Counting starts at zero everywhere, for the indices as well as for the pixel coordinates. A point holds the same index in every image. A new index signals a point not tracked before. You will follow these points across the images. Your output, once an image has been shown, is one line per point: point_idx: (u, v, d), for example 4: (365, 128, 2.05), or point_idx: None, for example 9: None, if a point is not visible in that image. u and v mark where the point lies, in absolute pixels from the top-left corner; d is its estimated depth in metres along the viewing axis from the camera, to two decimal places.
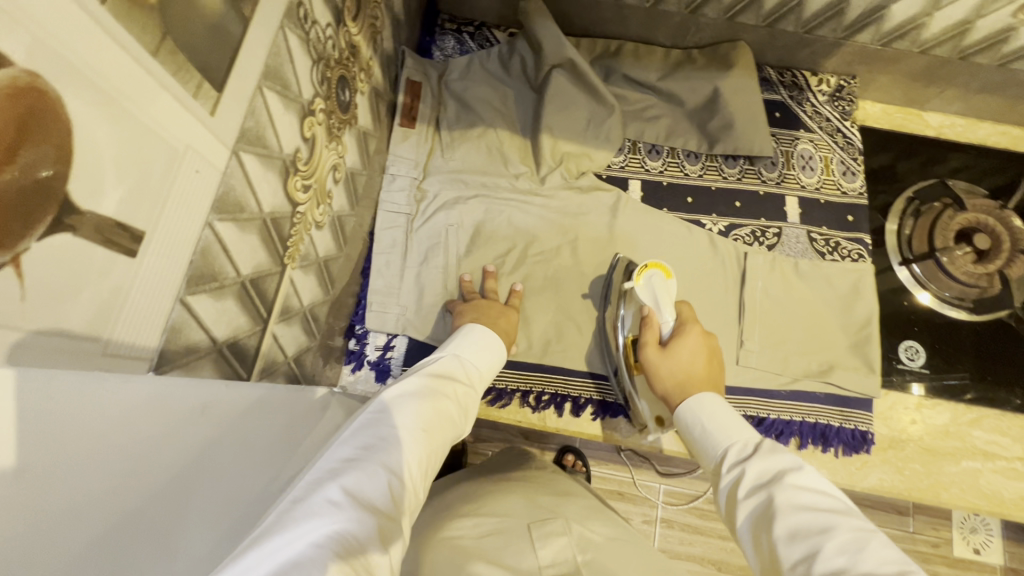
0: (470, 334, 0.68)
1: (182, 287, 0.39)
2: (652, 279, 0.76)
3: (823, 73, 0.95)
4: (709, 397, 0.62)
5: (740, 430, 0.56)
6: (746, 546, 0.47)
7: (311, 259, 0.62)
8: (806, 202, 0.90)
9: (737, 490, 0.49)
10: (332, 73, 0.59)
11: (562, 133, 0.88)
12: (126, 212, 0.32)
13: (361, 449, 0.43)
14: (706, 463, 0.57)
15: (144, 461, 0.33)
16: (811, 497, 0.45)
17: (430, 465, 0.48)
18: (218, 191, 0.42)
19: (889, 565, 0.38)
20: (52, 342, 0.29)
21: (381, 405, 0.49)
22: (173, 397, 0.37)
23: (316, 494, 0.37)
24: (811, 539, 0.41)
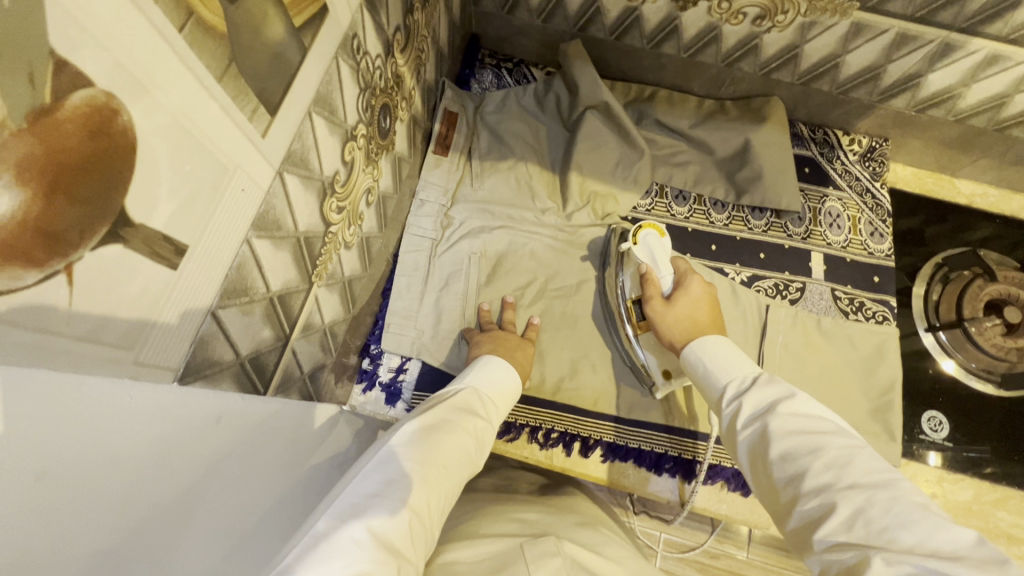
0: (487, 364, 0.68)
1: (215, 299, 0.40)
2: (648, 238, 0.75)
3: (855, 133, 0.96)
4: (715, 339, 0.61)
5: (740, 366, 0.56)
6: (744, 467, 0.49)
7: (336, 277, 0.63)
8: (832, 259, 0.90)
9: (736, 421, 0.50)
10: (376, 101, 0.61)
11: (591, 172, 0.89)
12: (174, 226, 0.33)
13: (382, 485, 0.43)
14: (708, 397, 0.58)
15: (162, 473, 0.33)
16: (802, 419, 0.46)
17: (447, 501, 0.48)
18: (260, 209, 0.43)
19: (874, 475, 0.40)
20: (92, 350, 0.30)
21: (405, 440, 0.49)
22: (190, 410, 0.38)
23: (341, 531, 0.38)
24: (801, 460, 0.43)
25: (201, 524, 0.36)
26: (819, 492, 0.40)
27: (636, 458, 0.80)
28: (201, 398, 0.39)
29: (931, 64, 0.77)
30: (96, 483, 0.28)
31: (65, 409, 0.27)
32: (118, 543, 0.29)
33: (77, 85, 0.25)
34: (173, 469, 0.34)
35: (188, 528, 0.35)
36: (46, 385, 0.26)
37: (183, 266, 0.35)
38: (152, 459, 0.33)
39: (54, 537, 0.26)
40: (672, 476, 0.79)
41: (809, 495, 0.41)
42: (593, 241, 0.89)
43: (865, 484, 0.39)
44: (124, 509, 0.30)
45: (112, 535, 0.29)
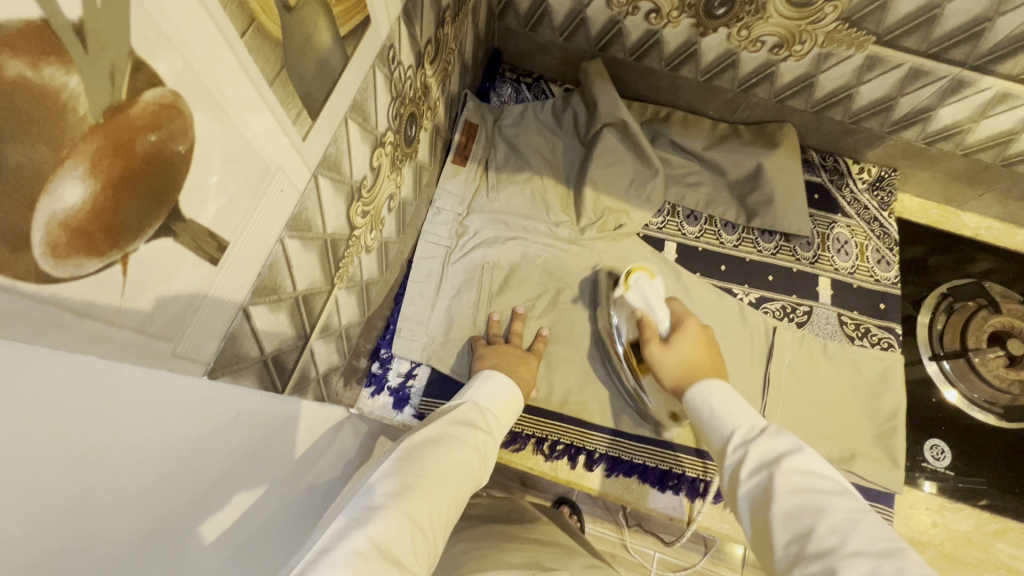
0: (486, 380, 0.69)
1: (246, 297, 0.40)
2: (639, 281, 0.78)
3: (865, 162, 0.97)
4: (717, 383, 0.62)
5: (745, 413, 0.57)
6: (744, 519, 0.49)
7: (356, 280, 0.64)
8: (839, 285, 0.91)
9: (742, 472, 0.51)
10: (405, 110, 0.62)
11: (605, 188, 0.91)
12: (219, 223, 0.34)
13: (383, 498, 0.43)
14: (711, 444, 0.58)
15: (191, 474, 0.33)
16: (805, 475, 0.46)
17: (449, 514, 0.48)
18: (294, 210, 0.43)
19: (879, 542, 0.39)
20: (138, 342, 0.30)
21: (403, 452, 0.50)
22: (218, 406, 0.38)
23: (341, 543, 0.38)
24: (805, 521, 0.43)
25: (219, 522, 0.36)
26: (822, 557, 0.40)
27: (640, 473, 0.80)
28: (227, 394, 0.40)
29: (941, 100, 0.79)
30: (135, 486, 0.28)
31: (118, 409, 0.27)
32: (146, 543, 0.29)
33: (150, 84, 0.26)
34: (200, 472, 0.34)
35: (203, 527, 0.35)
36: (99, 365, 0.27)
37: (222, 266, 0.36)
38: (187, 461, 0.33)
39: (90, 540, 0.25)
40: (676, 493, 0.80)
41: (811, 558, 0.40)
42: (583, 281, 0.89)
43: (870, 550, 0.39)
44: (152, 512, 0.30)
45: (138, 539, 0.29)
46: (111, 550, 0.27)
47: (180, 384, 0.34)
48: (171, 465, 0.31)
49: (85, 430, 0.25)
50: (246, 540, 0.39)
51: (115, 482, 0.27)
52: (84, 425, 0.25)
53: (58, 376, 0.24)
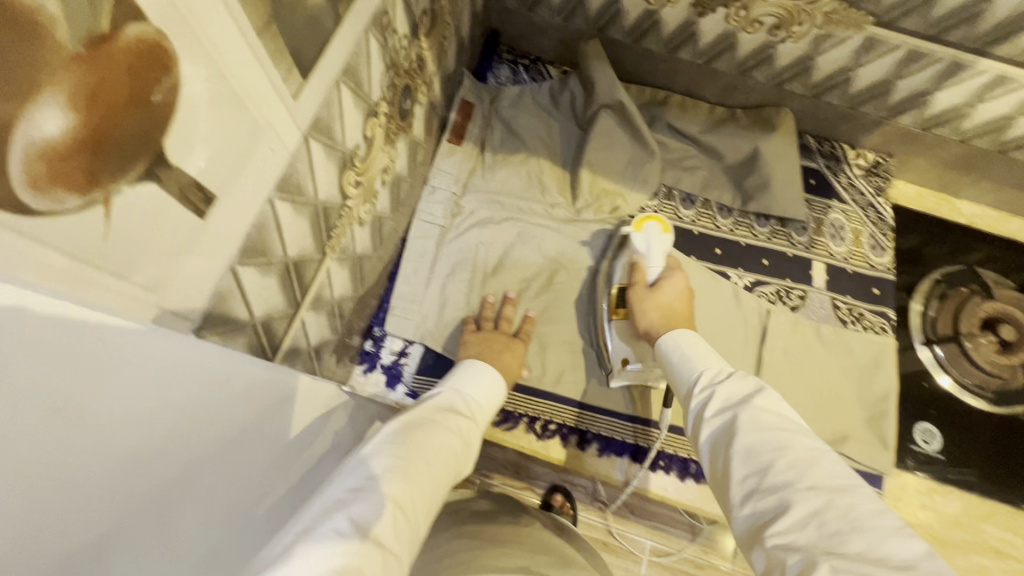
0: (469, 368, 0.68)
1: (235, 257, 0.40)
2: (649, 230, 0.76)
3: (861, 148, 0.97)
4: (690, 334, 0.64)
5: (714, 360, 0.57)
6: (702, 454, 0.50)
7: (348, 253, 0.64)
8: (833, 269, 0.91)
9: (704, 411, 0.51)
10: (399, 81, 0.61)
11: (601, 170, 0.90)
12: (206, 175, 0.33)
13: (365, 479, 0.44)
14: (678, 386, 0.59)
15: (175, 435, 0.33)
16: (772, 415, 0.47)
17: (434, 497, 0.48)
18: (285, 170, 0.43)
19: (833, 479, 0.41)
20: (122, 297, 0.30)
21: (387, 437, 0.50)
22: (214, 381, 0.38)
23: (324, 524, 0.39)
24: (763, 457, 0.44)
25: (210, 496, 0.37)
26: (777, 492, 0.41)
27: (632, 453, 0.81)
28: (224, 369, 0.40)
29: (939, 83, 0.79)
30: (111, 444, 0.28)
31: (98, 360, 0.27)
32: (122, 504, 0.29)
33: (133, 18, 0.25)
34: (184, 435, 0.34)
35: (188, 496, 0.34)
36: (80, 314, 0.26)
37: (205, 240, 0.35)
38: (168, 422, 0.32)
39: (62, 503, 0.25)
40: (666, 473, 0.80)
41: (766, 493, 0.42)
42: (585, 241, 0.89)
43: (825, 486, 0.40)
44: (131, 473, 0.29)
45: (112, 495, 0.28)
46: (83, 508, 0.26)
47: (170, 341, 0.33)
48: (152, 426, 0.31)
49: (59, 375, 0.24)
50: (232, 508, 0.39)
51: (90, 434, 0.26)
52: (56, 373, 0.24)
53: (34, 318, 0.23)
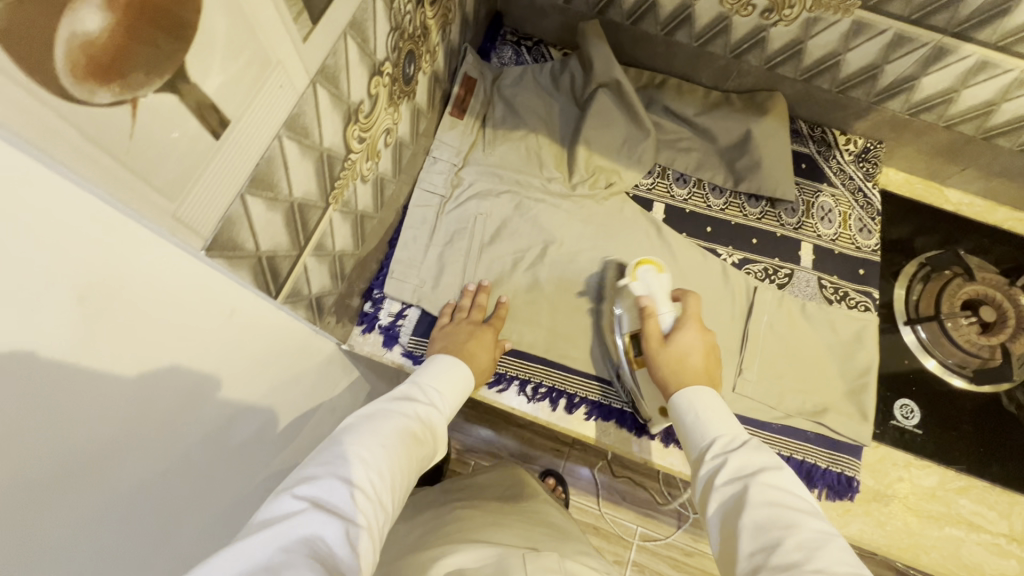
0: (431, 363, 0.71)
1: (244, 186, 0.43)
2: (647, 274, 0.79)
3: (851, 134, 1.00)
4: (702, 390, 0.64)
5: (728, 426, 0.59)
6: (711, 522, 0.52)
7: (351, 207, 0.67)
8: (820, 250, 0.94)
9: (715, 479, 0.54)
10: (404, 45, 0.65)
11: (597, 148, 0.93)
12: (222, 96, 0.37)
13: (318, 469, 0.47)
14: (691, 452, 0.60)
15: (106, 426, 0.36)
16: (779, 492, 0.49)
17: (397, 473, 0.51)
18: (293, 111, 0.46)
19: (842, 565, 0.42)
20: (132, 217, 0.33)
21: (341, 433, 0.53)
22: (173, 389, 0.42)
23: (281, 507, 0.42)
24: (773, 534, 0.46)
25: (143, 498, 0.41)
26: (784, 570, 0.43)
27: (619, 418, 0.84)
28: (190, 382, 0.44)
29: (925, 68, 0.82)
30: (46, 391, 0.31)
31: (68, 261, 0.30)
32: (56, 489, 0.33)
33: None
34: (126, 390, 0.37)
35: (108, 477, 0.37)
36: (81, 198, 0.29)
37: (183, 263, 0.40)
38: (105, 415, 0.36)
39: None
40: (651, 438, 0.83)
41: (772, 570, 0.43)
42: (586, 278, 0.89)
43: (832, 570, 0.42)
44: (56, 443, 0.32)
45: (51, 415, 0.32)
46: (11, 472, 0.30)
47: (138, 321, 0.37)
48: (86, 428, 0.35)
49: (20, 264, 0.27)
50: (160, 495, 0.43)
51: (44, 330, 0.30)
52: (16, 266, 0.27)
53: (33, 183, 0.27)
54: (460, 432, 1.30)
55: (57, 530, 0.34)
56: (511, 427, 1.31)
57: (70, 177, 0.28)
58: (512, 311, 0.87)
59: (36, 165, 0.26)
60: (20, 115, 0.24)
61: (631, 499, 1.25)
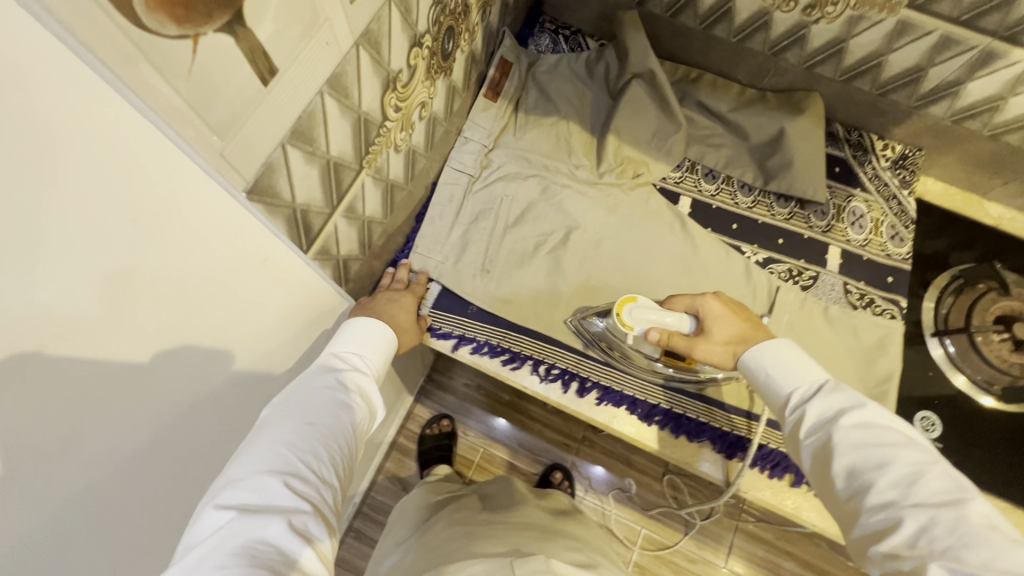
0: (349, 326, 0.70)
1: (286, 135, 0.46)
2: (633, 312, 0.70)
3: (890, 139, 0.98)
4: (770, 345, 0.64)
5: (804, 372, 0.60)
6: (806, 470, 0.56)
7: (383, 175, 0.69)
8: (848, 255, 0.92)
9: (800, 430, 0.57)
10: (444, 20, 0.67)
11: (627, 138, 0.94)
12: (273, 44, 0.39)
13: (237, 474, 0.49)
14: (769, 402, 0.63)
15: (114, 402, 0.39)
16: (870, 431, 0.52)
17: (328, 448, 0.55)
18: (336, 70, 0.49)
19: (939, 493, 0.46)
20: (184, 151, 0.36)
21: (257, 430, 0.55)
22: (185, 369, 0.46)
23: (211, 524, 0.45)
24: (866, 475, 0.49)
25: (142, 465, 0.45)
26: (885, 508, 0.47)
27: (630, 405, 0.84)
28: (205, 368, 0.49)
29: (971, 73, 0.80)
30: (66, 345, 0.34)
31: (119, 179, 0.33)
32: (79, 432, 0.37)
33: None
34: (159, 325, 0.41)
35: (111, 445, 0.41)
36: (136, 128, 0.32)
37: (210, 263, 0.44)
38: (127, 375, 0.40)
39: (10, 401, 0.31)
40: (661, 427, 0.83)
41: (874, 509, 0.47)
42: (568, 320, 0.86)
43: (929, 502, 0.45)
44: (66, 412, 0.36)
45: (92, 327, 0.35)
46: (24, 435, 0.33)
47: (153, 308, 0.40)
48: (99, 399, 0.38)
49: (80, 184, 0.31)
50: (153, 459, 0.47)
51: (98, 236, 0.33)
52: (77, 185, 0.31)
53: (100, 106, 0.30)
54: (472, 417, 1.32)
55: (57, 498, 0.37)
56: (521, 418, 1.31)
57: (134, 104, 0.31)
58: (531, 292, 0.88)
59: (103, 87, 0.29)
60: (90, 34, 0.27)
61: (636, 499, 1.25)
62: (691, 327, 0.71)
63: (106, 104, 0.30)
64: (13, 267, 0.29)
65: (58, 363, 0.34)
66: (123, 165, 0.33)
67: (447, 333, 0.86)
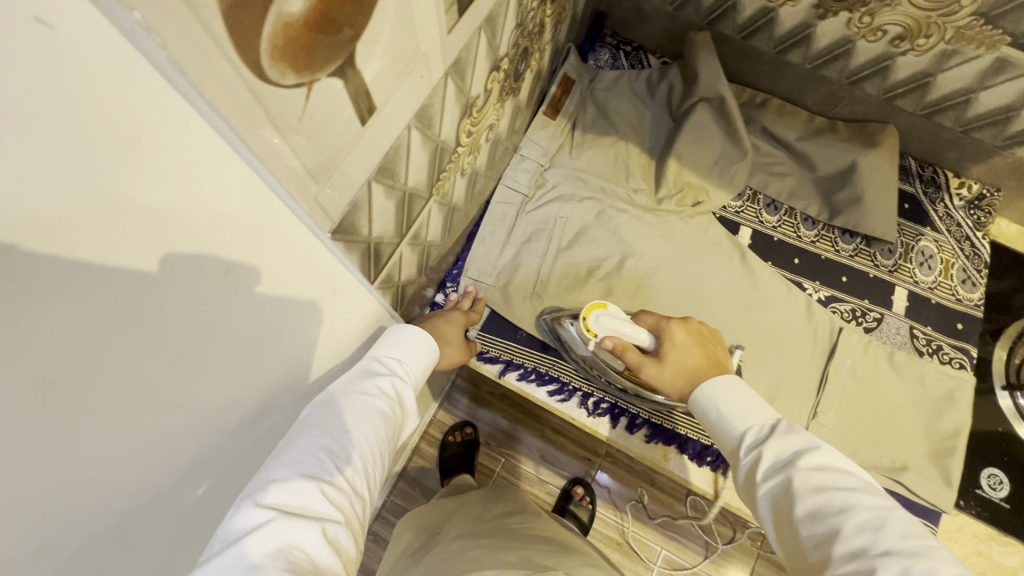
0: (396, 328, 0.61)
1: (373, 172, 0.43)
2: (601, 319, 0.68)
3: (966, 177, 0.93)
4: (723, 379, 0.61)
5: (757, 411, 0.56)
6: (767, 521, 0.51)
7: (447, 199, 0.66)
8: (916, 297, 0.88)
9: (756, 473, 0.52)
10: (521, 42, 0.63)
11: (688, 163, 0.90)
12: (376, 84, 0.37)
13: (281, 467, 0.44)
14: (723, 445, 0.58)
15: (191, 462, 0.37)
16: (829, 473, 0.47)
17: (368, 458, 0.50)
18: (425, 101, 0.46)
19: (907, 539, 0.41)
20: (279, 195, 0.33)
21: (303, 420, 0.49)
22: (255, 416, 0.44)
23: (245, 518, 0.40)
24: (829, 520, 0.44)
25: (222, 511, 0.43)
26: (854, 559, 0.41)
27: (680, 444, 0.81)
28: (270, 412, 0.46)
29: None
30: (160, 411, 0.31)
31: (215, 231, 0.30)
32: (163, 499, 0.35)
33: None
34: (238, 378, 0.38)
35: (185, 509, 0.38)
36: (241, 178, 0.30)
37: (286, 309, 0.41)
38: (207, 432, 0.37)
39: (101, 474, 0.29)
40: (712, 469, 0.81)
41: (843, 560, 0.42)
42: (543, 318, 0.84)
43: (899, 549, 0.41)
44: (151, 480, 0.33)
45: (183, 391, 0.33)
46: (114, 509, 0.30)
47: (234, 361, 0.37)
48: (180, 461, 0.35)
49: (190, 240, 0.29)
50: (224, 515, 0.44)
51: (199, 279, 0.30)
52: (183, 244, 0.28)
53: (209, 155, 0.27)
54: (491, 424, 1.23)
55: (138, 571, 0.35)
56: (541, 428, 1.23)
57: (246, 156, 0.29)
58: None
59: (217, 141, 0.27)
60: (220, 92, 0.25)
61: (660, 520, 1.17)
62: (650, 345, 0.68)
63: (217, 157, 0.27)
64: (121, 341, 0.27)
65: (152, 430, 0.31)
66: (217, 213, 0.30)
67: (494, 357, 0.84)
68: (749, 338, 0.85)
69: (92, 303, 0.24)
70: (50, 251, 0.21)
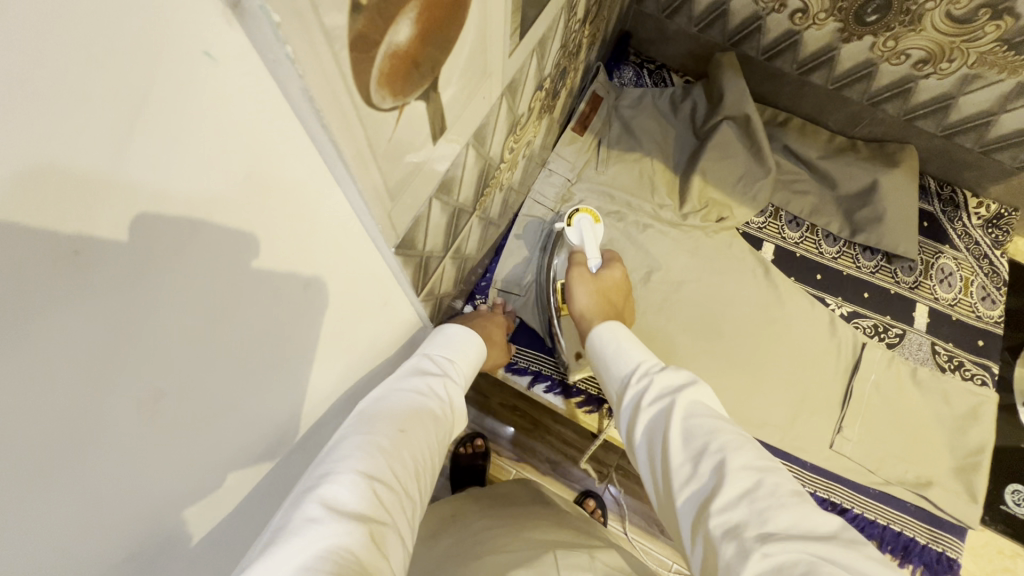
0: (444, 333, 0.63)
1: (434, 190, 0.44)
2: (582, 221, 0.78)
3: (984, 196, 0.95)
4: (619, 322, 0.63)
5: (648, 351, 0.56)
6: (640, 450, 0.48)
7: (486, 214, 0.68)
8: (938, 314, 0.89)
9: (640, 401, 0.50)
10: (562, 62, 0.65)
11: (713, 179, 0.92)
12: (450, 105, 0.38)
13: (333, 463, 0.42)
14: (608, 376, 0.57)
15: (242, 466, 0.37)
16: (703, 404, 0.47)
17: (416, 460, 0.48)
18: (482, 121, 0.47)
19: (759, 459, 0.41)
20: (359, 212, 0.35)
21: (354, 419, 0.48)
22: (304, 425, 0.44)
23: (296, 515, 0.37)
24: (698, 439, 0.43)
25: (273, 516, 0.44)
26: (711, 473, 0.41)
27: None
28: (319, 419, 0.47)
29: None
30: (224, 413, 0.32)
31: (298, 247, 0.32)
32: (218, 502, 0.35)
33: None
34: (291, 382, 0.39)
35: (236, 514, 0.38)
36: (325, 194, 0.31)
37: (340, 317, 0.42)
38: (259, 436, 0.38)
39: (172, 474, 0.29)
40: None
41: (700, 475, 0.41)
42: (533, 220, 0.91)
43: (753, 466, 0.41)
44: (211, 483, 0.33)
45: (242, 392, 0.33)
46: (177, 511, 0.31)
47: (289, 366, 0.38)
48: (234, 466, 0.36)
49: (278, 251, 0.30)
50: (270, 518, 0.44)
51: (279, 288, 0.32)
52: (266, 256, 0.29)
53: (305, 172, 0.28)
54: (499, 434, 1.21)
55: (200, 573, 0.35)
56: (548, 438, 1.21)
57: (338, 172, 0.30)
58: None
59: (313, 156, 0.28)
60: (336, 114, 0.26)
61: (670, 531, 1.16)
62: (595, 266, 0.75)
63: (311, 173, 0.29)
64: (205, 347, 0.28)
65: (217, 433, 0.32)
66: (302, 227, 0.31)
67: (523, 368, 0.84)
68: (773, 353, 0.86)
69: (188, 314, 0.25)
70: (156, 276, 0.23)
